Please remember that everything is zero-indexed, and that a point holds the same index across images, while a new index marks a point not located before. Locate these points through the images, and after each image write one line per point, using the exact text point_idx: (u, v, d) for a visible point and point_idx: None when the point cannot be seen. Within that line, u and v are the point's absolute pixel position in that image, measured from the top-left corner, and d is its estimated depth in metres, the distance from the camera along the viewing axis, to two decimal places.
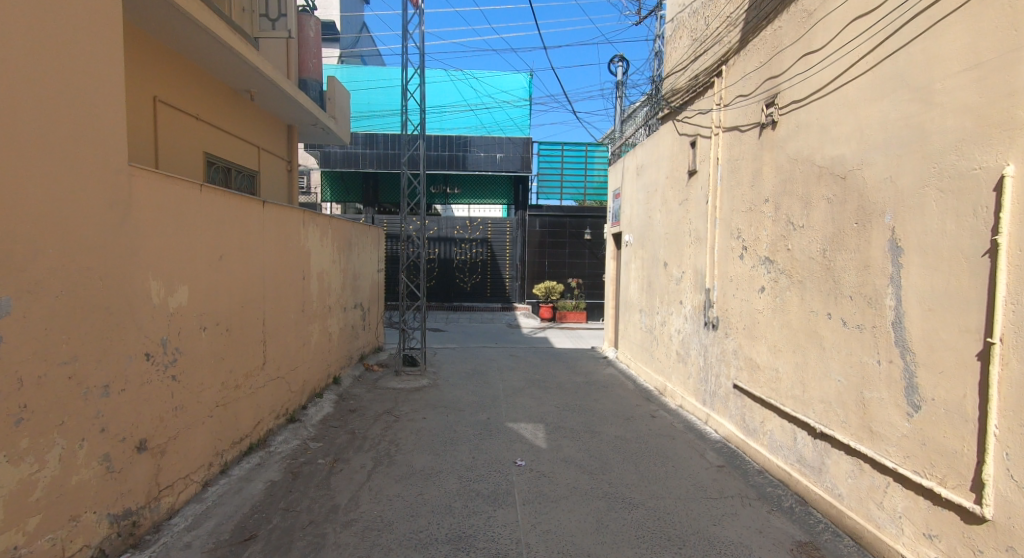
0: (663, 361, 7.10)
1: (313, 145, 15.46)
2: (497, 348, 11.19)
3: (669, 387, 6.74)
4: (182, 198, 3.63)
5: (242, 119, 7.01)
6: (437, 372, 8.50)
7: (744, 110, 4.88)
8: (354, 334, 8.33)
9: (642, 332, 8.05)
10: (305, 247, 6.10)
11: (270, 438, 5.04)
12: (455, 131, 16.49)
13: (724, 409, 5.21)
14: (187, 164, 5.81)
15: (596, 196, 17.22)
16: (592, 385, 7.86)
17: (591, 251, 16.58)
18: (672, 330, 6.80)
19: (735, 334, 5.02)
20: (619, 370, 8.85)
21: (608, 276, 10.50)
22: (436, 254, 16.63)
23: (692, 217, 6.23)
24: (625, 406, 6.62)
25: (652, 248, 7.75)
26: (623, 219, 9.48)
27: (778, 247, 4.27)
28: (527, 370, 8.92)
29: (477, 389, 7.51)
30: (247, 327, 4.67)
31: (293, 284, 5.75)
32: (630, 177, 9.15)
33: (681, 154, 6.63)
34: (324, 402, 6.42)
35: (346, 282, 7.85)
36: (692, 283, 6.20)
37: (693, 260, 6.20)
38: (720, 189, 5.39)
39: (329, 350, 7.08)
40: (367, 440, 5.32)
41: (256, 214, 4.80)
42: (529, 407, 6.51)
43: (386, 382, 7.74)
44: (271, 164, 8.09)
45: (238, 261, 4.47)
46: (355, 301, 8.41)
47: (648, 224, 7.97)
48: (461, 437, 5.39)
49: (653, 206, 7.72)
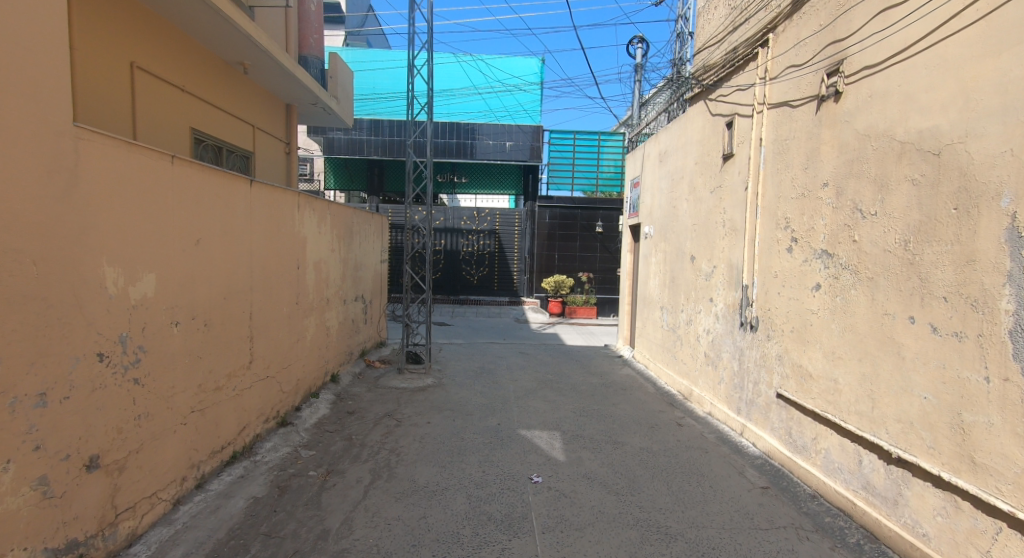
0: (688, 363, 6.56)
1: (316, 131, 14.90)
2: (505, 344, 10.66)
3: (696, 391, 6.19)
4: (147, 170, 3.08)
5: (235, 93, 6.45)
6: (442, 370, 7.97)
7: (796, 81, 4.29)
8: (354, 328, 7.81)
9: (664, 331, 7.51)
10: (300, 234, 5.55)
11: (257, 445, 4.53)
12: (463, 117, 15.89)
13: (765, 422, 4.66)
14: (171, 139, 5.26)
15: (608, 187, 16.55)
16: (609, 387, 7.32)
17: (602, 245, 15.92)
18: (699, 330, 6.24)
19: (779, 337, 4.46)
20: (636, 371, 8.30)
21: (624, 269, 9.95)
22: (442, 246, 16.09)
23: (726, 207, 5.65)
24: (647, 412, 6.09)
25: (676, 241, 7.19)
26: (643, 209, 8.90)
27: (840, 239, 3.70)
28: (538, 369, 8.37)
29: (485, 389, 6.98)
30: (231, 321, 4.13)
31: (287, 274, 5.22)
32: (651, 164, 8.55)
33: (713, 138, 6.04)
34: (320, 403, 5.90)
35: (346, 272, 7.33)
36: (725, 278, 5.63)
37: (726, 253, 5.62)
38: (763, 174, 4.81)
39: (327, 347, 6.56)
40: (365, 448, 4.80)
41: (241, 194, 4.25)
42: (544, 411, 5.98)
43: (387, 380, 7.22)
44: (267, 146, 7.54)
45: (219, 246, 3.92)
46: (356, 294, 7.88)
47: (672, 215, 7.40)
48: (469, 447, 4.86)
49: (678, 195, 7.15)
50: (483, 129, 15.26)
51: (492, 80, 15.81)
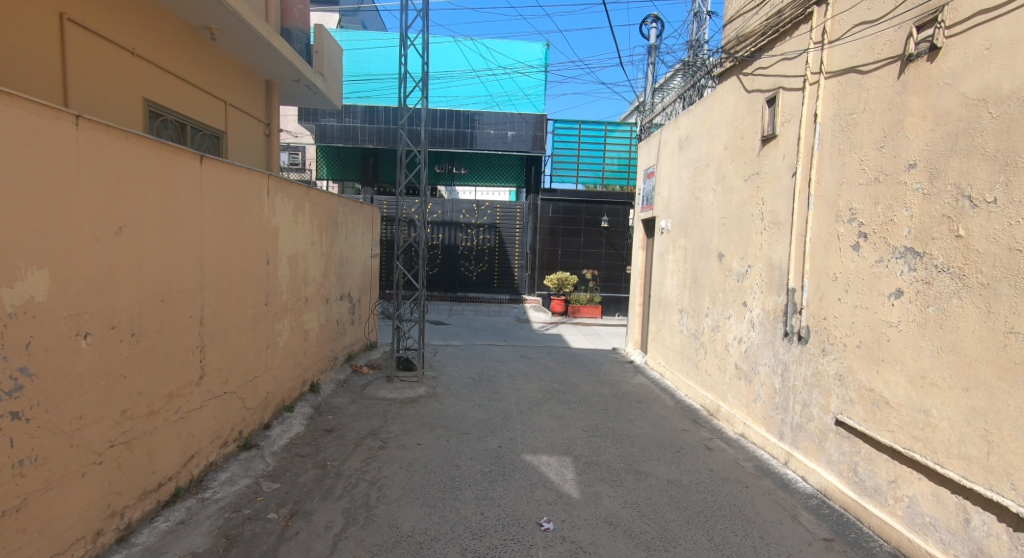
0: (715, 375, 5.83)
1: (306, 117, 14.06)
2: (506, 347, 9.91)
3: (724, 408, 5.46)
4: (32, 133, 2.32)
5: (201, 63, 5.66)
6: (437, 378, 7.21)
7: (868, 41, 3.51)
8: (339, 331, 7.04)
9: (684, 337, 6.79)
10: (271, 225, 4.77)
11: (209, 478, 3.76)
12: (463, 105, 15.07)
13: (819, 453, 3.91)
14: (116, 109, 4.48)
15: (615, 179, 15.76)
16: (623, 400, 6.58)
17: (607, 241, 15.16)
18: (730, 338, 5.50)
19: (841, 353, 3.70)
20: (649, 380, 7.55)
21: (635, 267, 9.22)
22: (439, 240, 15.31)
23: (766, 197, 4.87)
24: (669, 432, 5.36)
25: (699, 237, 6.45)
26: (658, 201, 8.15)
27: (937, 234, 2.94)
28: (542, 376, 7.63)
29: (485, 402, 6.22)
30: (173, 329, 3.37)
31: (253, 269, 4.44)
32: (669, 151, 7.78)
33: (748, 118, 5.25)
34: (294, 419, 5.13)
35: (329, 268, 6.54)
36: (762, 280, 4.87)
37: (764, 250, 4.86)
38: (817, 155, 4.03)
39: (304, 353, 5.80)
40: (341, 479, 4.03)
41: (188, 173, 3.47)
42: (551, 431, 5.23)
43: (375, 390, 6.46)
44: (242, 126, 6.75)
45: (154, 236, 3.15)
46: (341, 293, 7.10)
47: (694, 208, 6.65)
48: (465, 478, 4.11)
49: (701, 185, 6.42)
50: (484, 117, 14.53)
51: (494, 66, 14.94)
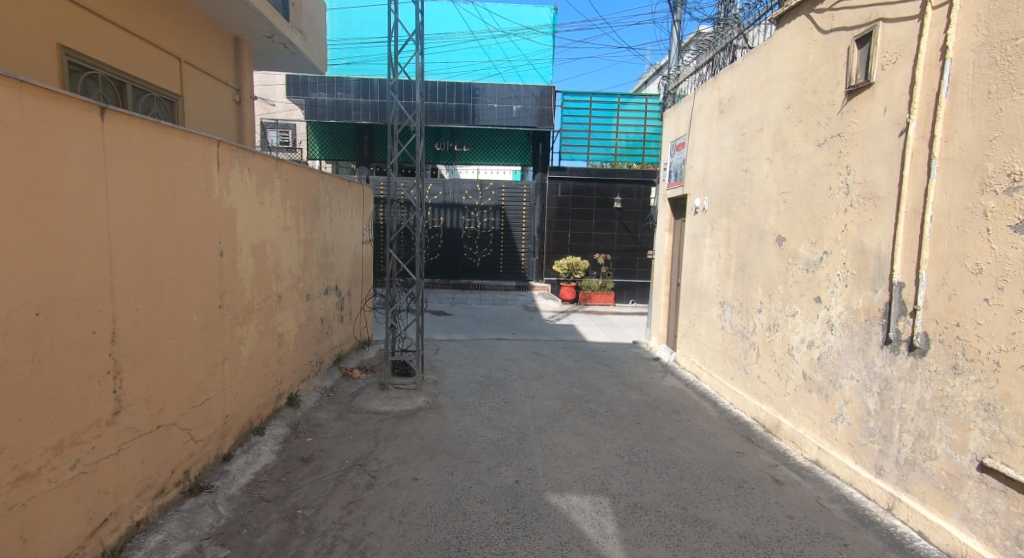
0: (772, 384, 4.88)
1: (296, 91, 13.01)
2: (515, 341, 8.94)
3: (788, 426, 4.50)
4: None
5: (141, 7, 4.65)
6: (438, 383, 6.25)
7: None
8: (324, 330, 6.07)
9: (729, 335, 5.82)
10: (225, 205, 3.76)
11: (133, 546, 2.78)
12: (464, 76, 13.94)
13: (947, 505, 2.97)
14: (12, 52, 3.48)
15: (628, 155, 14.60)
16: (657, 409, 5.62)
17: (621, 223, 14.11)
18: (795, 341, 4.52)
19: (989, 374, 2.76)
20: (682, 382, 6.60)
21: (660, 252, 8.26)
22: (441, 223, 14.27)
23: (852, 165, 3.84)
24: (722, 456, 4.39)
25: (749, 217, 5.45)
26: (690, 176, 7.17)
27: None
28: (559, 379, 6.69)
29: (495, 415, 5.26)
30: (64, 352, 2.40)
31: (200, 262, 3.45)
32: (705, 117, 6.74)
33: (826, 66, 4.21)
34: (264, 446, 4.18)
35: (309, 256, 5.54)
36: (846, 271, 3.87)
37: (850, 233, 3.84)
38: (946, 104, 3.04)
39: (279, 361, 4.84)
40: (312, 539, 3.08)
41: (83, 132, 2.49)
42: (579, 457, 4.29)
43: (367, 400, 5.51)
44: (203, 89, 5.73)
45: (18, 222, 2.17)
46: (326, 286, 6.12)
47: (742, 182, 5.64)
48: (475, 535, 3.15)
49: (752, 156, 5.40)
50: (487, 92, 13.43)
51: (495, 30, 13.75)
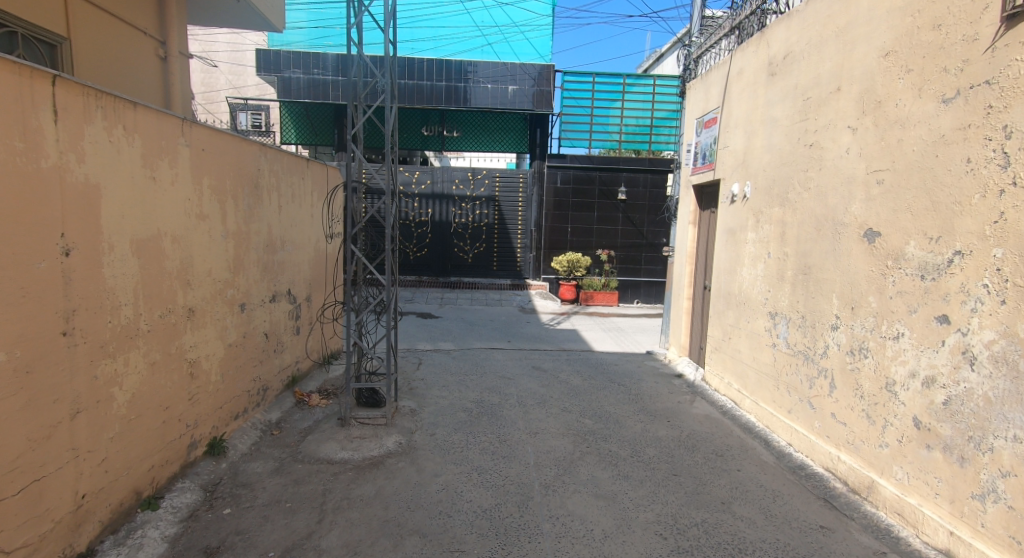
0: (857, 429, 3.63)
1: (267, 67, 11.66)
2: (511, 352, 7.69)
3: (888, 490, 3.29)
4: None
5: None
6: (416, 413, 4.98)
7: None
8: (269, 348, 4.78)
9: (786, 355, 4.58)
10: (72, 180, 2.49)
11: None
12: (451, 49, 12.44)
13: None
14: None
15: (633, 141, 13.29)
16: (695, 451, 4.39)
17: (625, 216, 12.87)
18: (898, 375, 3.28)
19: None
20: (717, 409, 5.37)
21: (683, 249, 7.13)
22: (428, 215, 12.96)
23: (1015, 124, 2.64)
24: (805, 535, 3.16)
25: (817, 205, 4.21)
26: (724, 157, 5.95)
27: None
28: (567, 405, 5.44)
29: (487, 465, 4.02)
30: None
31: (14, 267, 2.20)
32: (746, 84, 5.50)
33: None
34: (151, 531, 2.90)
35: (245, 253, 4.26)
36: (1003, 281, 2.65)
37: (1012, 225, 2.63)
38: None
39: (193, 399, 3.56)
40: None
41: None
42: (604, 542, 3.05)
43: (320, 442, 4.24)
44: (105, 34, 4.46)
45: None
46: (273, 292, 4.83)
47: (804, 160, 4.42)
48: None
49: (823, 125, 4.16)
50: (480, 69, 12.19)
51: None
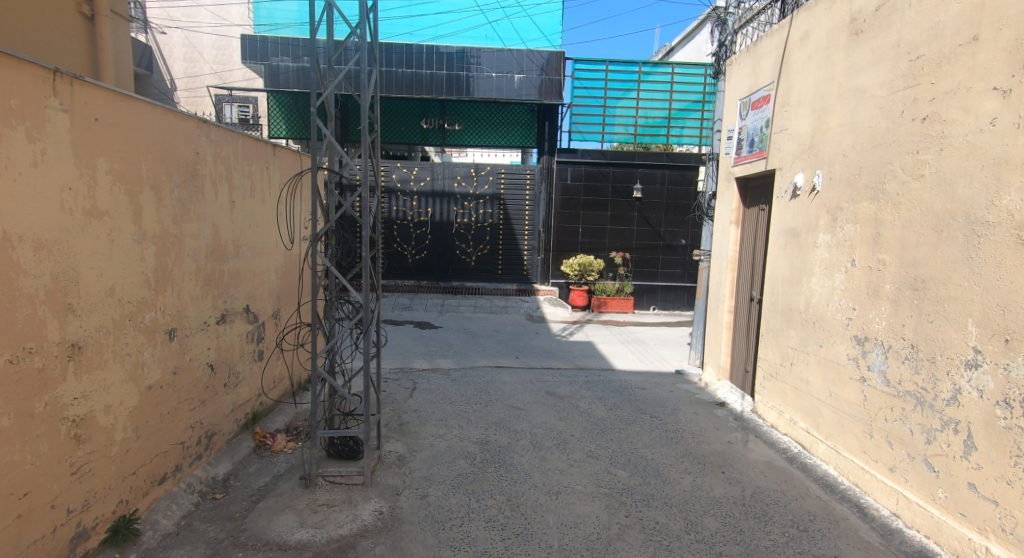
0: (1020, 513, 2.60)
1: (253, 55, 10.64)
2: (520, 372, 6.62)
3: None
4: None
5: None
6: (403, 464, 3.92)
7: None
8: (216, 383, 3.72)
9: (883, 395, 3.51)
10: None
11: None
12: (451, 31, 11.22)
13: None
14: None
15: (651, 134, 12.20)
16: (771, 524, 3.31)
17: (641, 216, 11.80)
18: None
19: None
20: (781, 455, 4.30)
21: (723, 255, 6.07)
22: (427, 215, 11.90)
23: None
24: None
25: (938, 198, 3.14)
26: (781, 143, 4.88)
27: None
28: (592, 449, 4.37)
29: (496, 549, 2.98)
30: None
31: None
32: (814, 51, 4.43)
33: None
34: None
35: (174, 261, 3.22)
36: None
37: None
38: None
39: (82, 470, 2.53)
40: None
41: None
42: None
43: (275, 512, 3.20)
44: None
45: None
46: (222, 310, 3.79)
47: (911, 140, 3.36)
48: None
49: (947, 91, 3.10)
50: (484, 58, 11.18)
51: None
